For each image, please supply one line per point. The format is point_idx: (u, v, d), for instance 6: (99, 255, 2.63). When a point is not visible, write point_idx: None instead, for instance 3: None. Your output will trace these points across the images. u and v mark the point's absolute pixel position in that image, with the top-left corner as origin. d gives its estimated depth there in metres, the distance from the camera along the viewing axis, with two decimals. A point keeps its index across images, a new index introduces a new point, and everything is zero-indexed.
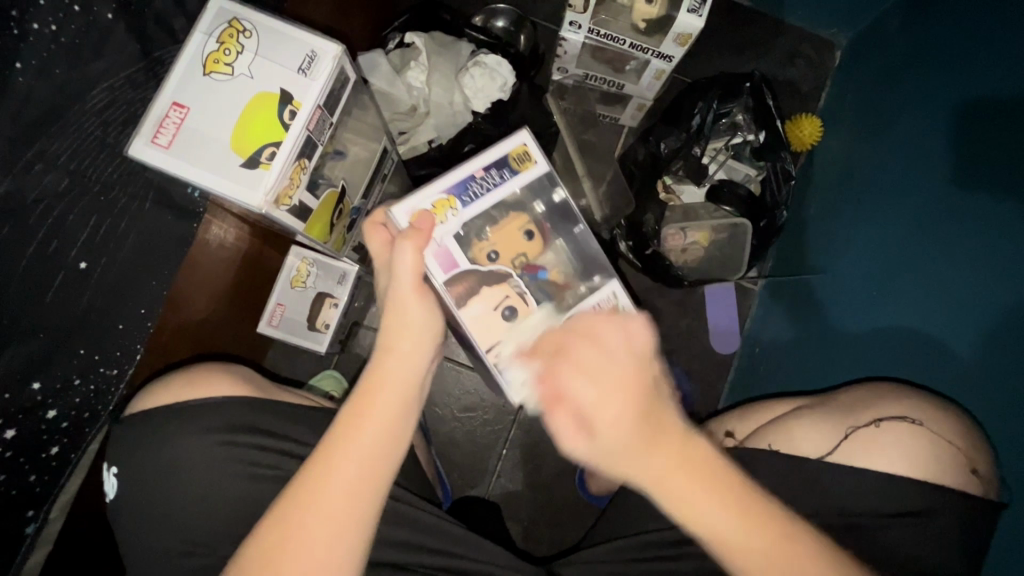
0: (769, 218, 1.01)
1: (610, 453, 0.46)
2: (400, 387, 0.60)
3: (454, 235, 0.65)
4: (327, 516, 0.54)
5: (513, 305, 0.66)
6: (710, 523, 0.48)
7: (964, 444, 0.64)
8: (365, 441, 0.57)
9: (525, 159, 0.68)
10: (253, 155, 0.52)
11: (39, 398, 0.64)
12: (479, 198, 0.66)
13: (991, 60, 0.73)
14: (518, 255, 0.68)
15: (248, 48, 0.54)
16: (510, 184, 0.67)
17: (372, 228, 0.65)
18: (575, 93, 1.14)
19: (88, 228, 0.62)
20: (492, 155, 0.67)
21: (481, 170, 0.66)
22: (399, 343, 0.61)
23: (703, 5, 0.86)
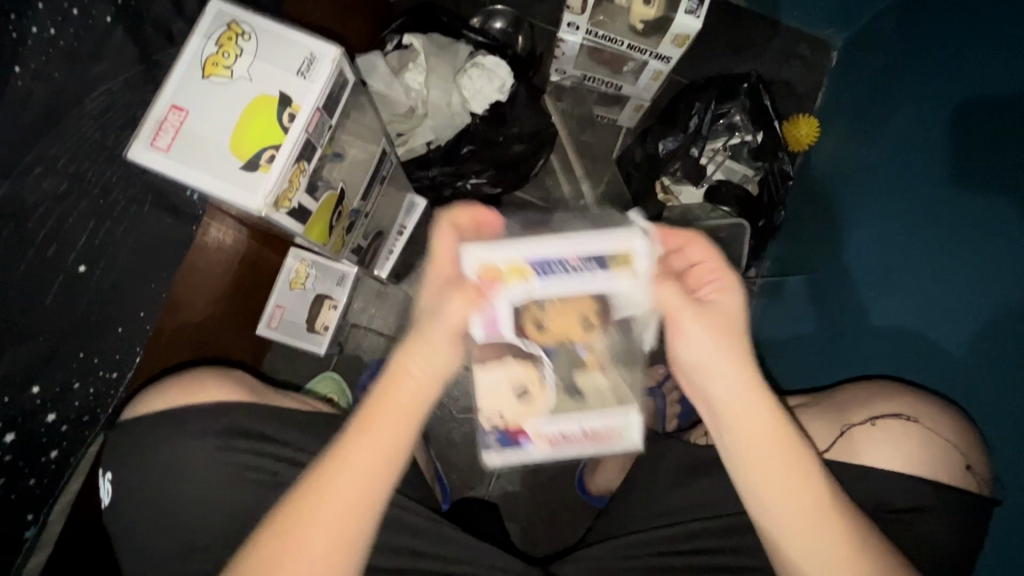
0: (767, 218, 1.04)
1: (726, 338, 0.56)
2: (416, 403, 0.55)
3: (511, 304, 0.51)
4: (317, 542, 0.53)
5: (529, 387, 0.54)
6: (751, 427, 0.56)
7: (958, 442, 0.65)
8: (363, 465, 0.54)
9: (623, 262, 0.51)
10: (252, 158, 0.52)
11: (39, 402, 0.63)
12: (562, 280, 0.50)
13: (987, 60, 0.73)
14: (566, 335, 0.53)
15: (246, 51, 0.54)
16: (598, 283, 0.51)
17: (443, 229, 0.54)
18: (572, 94, 1.14)
19: (87, 232, 0.62)
20: (598, 242, 0.51)
21: (577, 253, 0.50)
22: (411, 366, 0.54)
23: (701, 7, 0.86)
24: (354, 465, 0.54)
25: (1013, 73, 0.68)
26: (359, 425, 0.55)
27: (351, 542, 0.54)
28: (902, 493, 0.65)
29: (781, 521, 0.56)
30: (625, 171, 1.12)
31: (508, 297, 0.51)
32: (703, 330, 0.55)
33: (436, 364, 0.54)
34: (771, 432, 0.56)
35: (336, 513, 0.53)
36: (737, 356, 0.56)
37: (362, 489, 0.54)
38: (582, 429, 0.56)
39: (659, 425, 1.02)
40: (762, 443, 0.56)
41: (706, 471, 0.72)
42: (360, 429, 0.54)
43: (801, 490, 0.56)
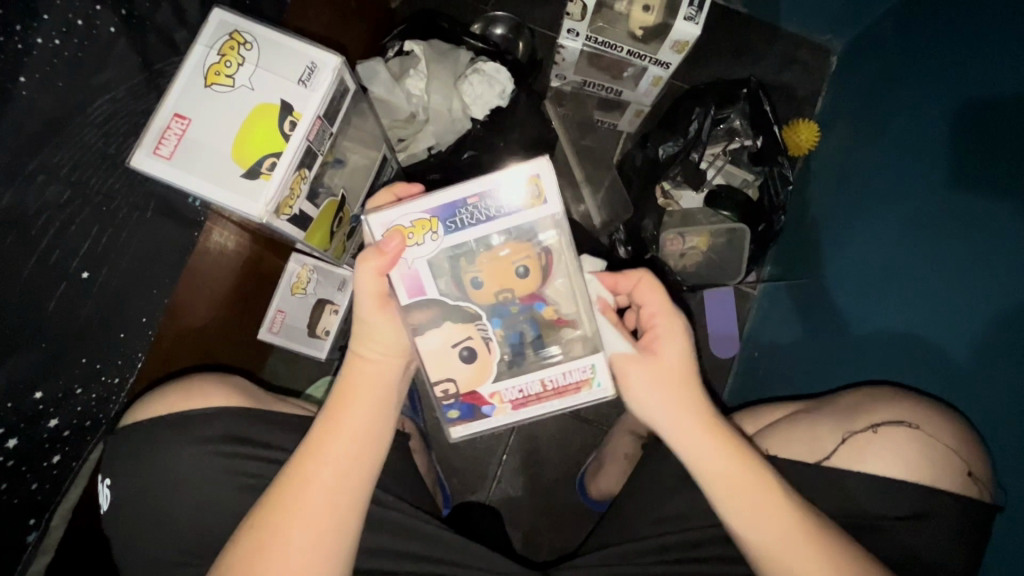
0: (767, 223, 1.03)
1: (664, 380, 0.63)
2: (372, 394, 0.62)
3: (426, 260, 0.60)
4: (300, 526, 0.57)
5: (474, 346, 0.62)
6: (705, 460, 0.61)
7: (959, 448, 0.65)
8: (336, 448, 0.59)
9: (536, 195, 0.59)
10: (253, 167, 0.53)
11: (41, 408, 0.63)
12: (466, 226, 0.60)
13: (986, 66, 0.73)
14: (505, 290, 0.61)
15: (248, 60, 0.54)
16: (500, 220, 0.59)
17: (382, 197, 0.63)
18: (572, 99, 1.15)
19: (90, 239, 0.63)
20: (496, 184, 0.59)
21: (473, 195, 0.59)
22: (367, 353, 0.62)
23: (700, 13, 0.86)
24: (328, 448, 0.59)
25: (1013, 77, 0.68)
26: (328, 411, 0.61)
27: (329, 525, 0.58)
28: (896, 502, 0.66)
29: (730, 511, 0.60)
30: (625, 175, 1.12)
31: (425, 255, 0.60)
32: (649, 372, 0.63)
33: (388, 346, 0.62)
34: (718, 446, 0.61)
35: (320, 501, 0.58)
36: (680, 391, 0.63)
37: (337, 469, 0.59)
38: (539, 384, 0.63)
39: None
40: (718, 464, 0.61)
41: None
42: (330, 417, 0.60)
43: (747, 475, 0.60)
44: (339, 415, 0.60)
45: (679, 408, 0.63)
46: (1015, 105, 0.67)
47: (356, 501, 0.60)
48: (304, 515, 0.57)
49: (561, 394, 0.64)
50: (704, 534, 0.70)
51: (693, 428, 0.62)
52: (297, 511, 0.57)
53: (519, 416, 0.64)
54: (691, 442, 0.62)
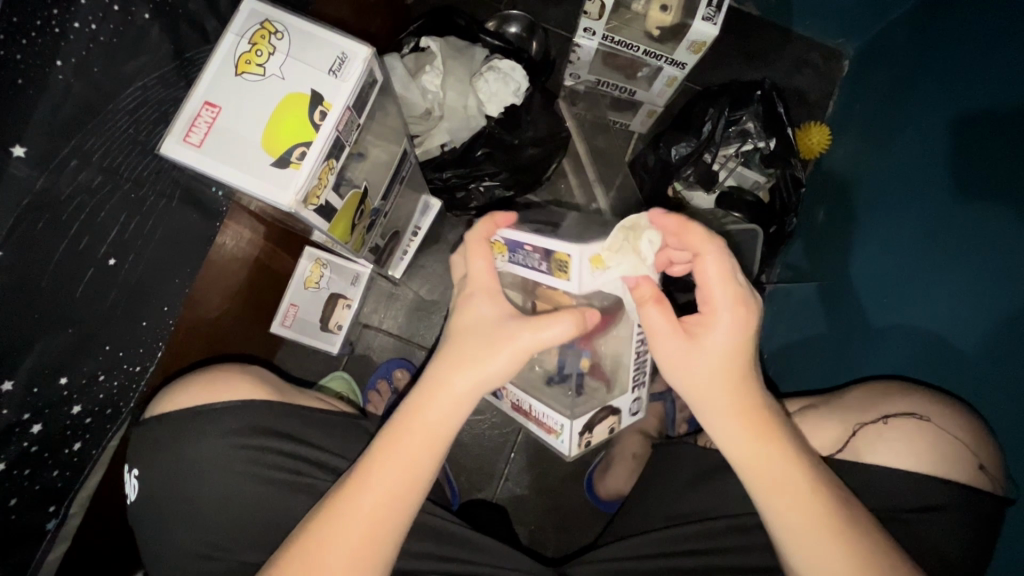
0: (779, 224, 1.04)
1: (700, 371, 0.58)
2: (438, 427, 0.57)
3: (502, 268, 0.70)
4: (339, 557, 0.54)
5: None
6: (726, 423, 0.58)
7: (972, 442, 0.63)
8: (393, 476, 0.56)
9: (563, 268, 0.61)
10: (283, 155, 0.52)
11: (66, 393, 0.64)
12: (521, 264, 0.67)
13: (1001, 68, 0.73)
14: None
15: (279, 49, 0.54)
16: (546, 277, 0.64)
17: (475, 245, 0.62)
18: (586, 99, 1.17)
19: (117, 226, 0.62)
20: (547, 243, 0.62)
21: (530, 245, 0.64)
22: (453, 377, 0.57)
23: (718, 14, 0.88)
24: (385, 474, 0.55)
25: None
26: (391, 429, 0.57)
27: (381, 543, 0.55)
28: (908, 494, 0.65)
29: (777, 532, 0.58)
30: (639, 175, 1.14)
31: (499, 265, 0.70)
32: (674, 356, 0.58)
33: (477, 377, 0.57)
34: (770, 459, 0.57)
35: (360, 521, 0.54)
36: (724, 380, 0.57)
37: (383, 505, 0.55)
38: (529, 406, 0.74)
39: (670, 430, 1.05)
40: (743, 445, 0.58)
41: (721, 473, 0.72)
42: (393, 439, 0.57)
43: (794, 502, 0.57)
44: (399, 445, 0.56)
45: (723, 392, 0.58)
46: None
47: (403, 526, 0.57)
48: (346, 547, 0.54)
49: (541, 422, 0.75)
50: (717, 528, 0.69)
51: (732, 417, 0.58)
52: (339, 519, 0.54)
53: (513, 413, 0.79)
54: (727, 422, 0.58)
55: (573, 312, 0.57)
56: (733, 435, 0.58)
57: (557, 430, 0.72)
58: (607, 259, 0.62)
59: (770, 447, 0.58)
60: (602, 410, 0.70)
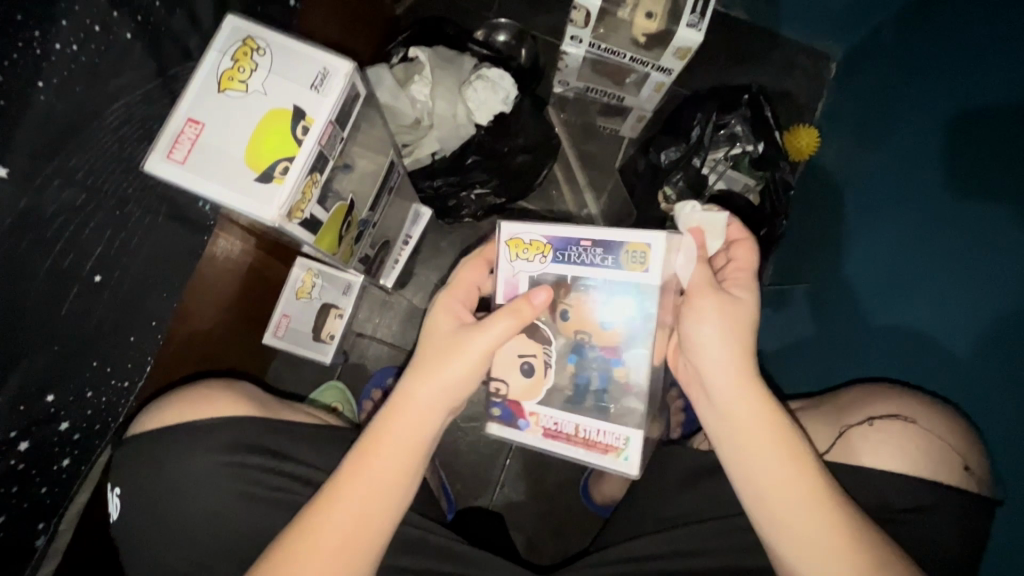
0: (769, 228, 1.04)
1: (724, 325, 0.59)
2: (413, 433, 0.59)
3: (529, 275, 0.63)
4: (325, 554, 0.55)
5: (533, 363, 0.65)
6: (729, 383, 0.60)
7: (957, 442, 0.64)
8: (369, 480, 0.57)
9: (637, 259, 0.59)
10: (266, 170, 0.52)
11: (50, 412, 0.64)
12: (570, 263, 0.61)
13: (996, 70, 0.73)
14: (581, 331, 0.63)
15: (262, 66, 0.54)
16: (607, 271, 0.60)
17: (475, 260, 0.67)
18: (575, 105, 1.19)
19: (103, 242, 0.63)
20: (616, 234, 0.60)
21: (589, 240, 0.61)
22: (423, 387, 0.59)
23: (703, 20, 0.88)
24: (364, 477, 0.57)
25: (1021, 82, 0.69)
26: (371, 436, 0.59)
27: (365, 541, 0.57)
28: (892, 496, 0.65)
29: (765, 500, 0.58)
30: (631, 180, 1.14)
31: (527, 269, 0.63)
32: (706, 302, 0.60)
33: (442, 385, 0.59)
34: (762, 427, 0.59)
35: (345, 517, 0.56)
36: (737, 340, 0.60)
37: (365, 505, 0.57)
38: (573, 427, 0.64)
39: (665, 434, 1.05)
40: (745, 412, 0.59)
41: (712, 478, 0.72)
42: (372, 441, 0.59)
43: (786, 470, 0.57)
44: (378, 450, 0.58)
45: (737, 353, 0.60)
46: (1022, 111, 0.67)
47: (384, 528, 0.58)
48: (329, 545, 0.55)
49: (588, 446, 0.64)
50: (706, 531, 0.69)
51: (737, 380, 0.60)
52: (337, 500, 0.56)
53: (546, 443, 0.66)
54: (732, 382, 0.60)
55: (515, 309, 0.58)
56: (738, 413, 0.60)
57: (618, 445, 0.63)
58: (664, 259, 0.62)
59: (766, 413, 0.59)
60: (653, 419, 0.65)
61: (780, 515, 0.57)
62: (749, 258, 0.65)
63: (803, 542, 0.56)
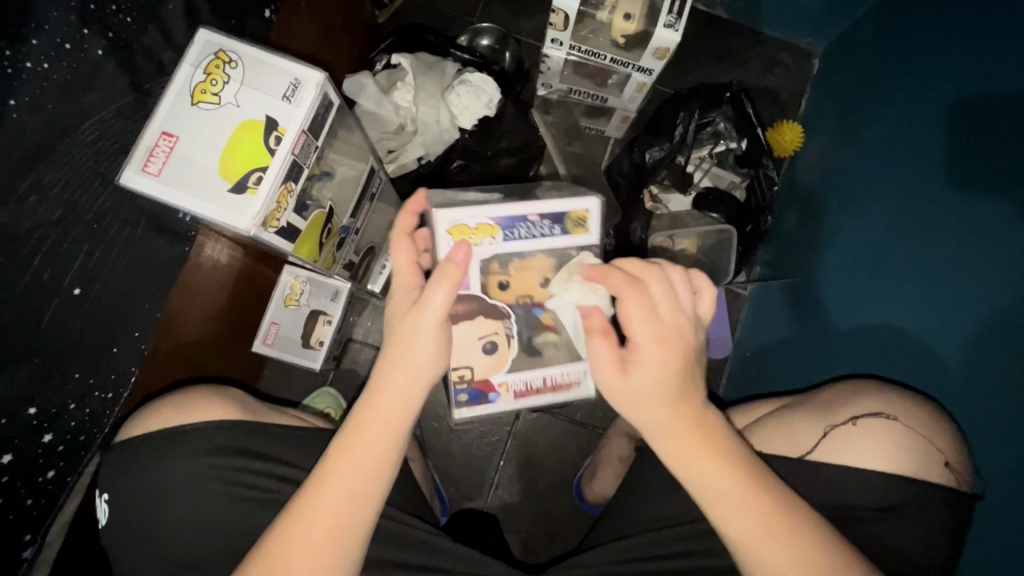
0: (753, 223, 1.06)
1: (643, 389, 0.56)
2: (390, 421, 0.59)
3: (482, 260, 0.67)
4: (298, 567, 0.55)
5: (495, 339, 0.67)
6: (665, 435, 0.58)
7: (937, 439, 0.65)
8: (343, 485, 0.57)
9: (580, 224, 0.69)
10: (240, 181, 0.53)
11: (35, 423, 0.65)
12: (522, 239, 0.67)
13: (972, 62, 0.74)
14: (525, 294, 0.68)
15: (234, 78, 0.55)
16: (559, 239, 0.69)
17: (398, 239, 0.64)
18: (559, 107, 1.19)
19: (81, 256, 0.63)
20: (554, 205, 0.69)
21: (535, 214, 0.68)
22: (394, 374, 0.59)
23: (679, 20, 0.88)
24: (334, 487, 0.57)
25: (1009, 74, 0.67)
26: (346, 434, 0.59)
27: (339, 549, 0.56)
28: (872, 492, 0.65)
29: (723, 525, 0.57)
30: (614, 181, 1.13)
31: (480, 253, 0.67)
32: (617, 379, 0.57)
33: (411, 368, 0.59)
34: (708, 466, 0.57)
35: (315, 532, 0.56)
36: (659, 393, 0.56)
37: (340, 514, 0.56)
38: (542, 379, 0.69)
39: None
40: (689, 460, 0.57)
41: None
42: (347, 441, 0.59)
43: (738, 488, 0.56)
44: (356, 445, 0.58)
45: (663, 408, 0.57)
46: (1008, 104, 0.66)
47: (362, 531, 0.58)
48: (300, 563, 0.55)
49: (557, 390, 0.70)
50: (690, 524, 0.70)
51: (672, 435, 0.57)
52: (292, 540, 0.55)
53: (519, 404, 0.69)
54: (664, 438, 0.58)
55: (446, 270, 0.57)
56: (677, 449, 0.57)
57: (580, 380, 0.70)
58: None
59: (707, 455, 0.57)
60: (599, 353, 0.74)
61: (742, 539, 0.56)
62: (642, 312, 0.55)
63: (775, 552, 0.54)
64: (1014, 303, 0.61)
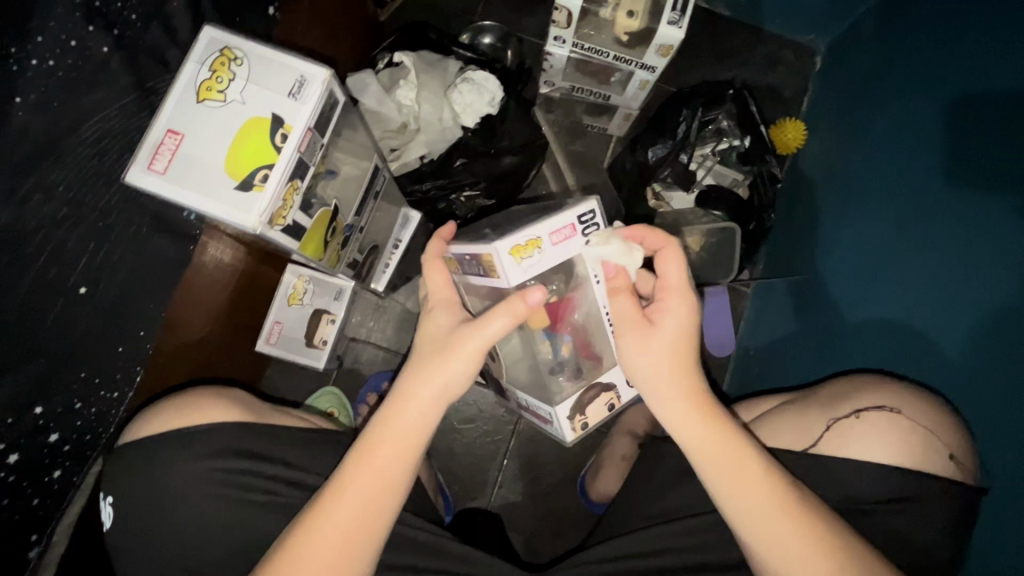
0: (757, 221, 1.05)
1: (652, 352, 0.62)
2: (411, 432, 0.60)
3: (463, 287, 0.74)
4: (317, 556, 0.55)
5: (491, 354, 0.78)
6: (671, 406, 0.61)
7: (941, 432, 0.64)
8: (362, 487, 0.57)
9: (494, 269, 0.63)
10: (246, 178, 0.53)
11: (41, 422, 0.65)
12: (468, 275, 0.70)
13: (972, 62, 0.74)
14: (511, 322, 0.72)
15: (239, 75, 0.55)
16: (487, 280, 0.66)
17: (430, 264, 0.69)
18: (561, 105, 1.19)
19: (86, 255, 0.63)
20: (476, 248, 0.65)
21: (469, 253, 0.67)
22: (419, 388, 0.60)
23: (683, 17, 0.88)
24: (352, 488, 0.57)
25: (1010, 70, 0.67)
26: (362, 445, 0.59)
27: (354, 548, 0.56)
28: (873, 488, 0.65)
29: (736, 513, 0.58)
30: (617, 177, 1.14)
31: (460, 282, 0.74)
32: (632, 341, 0.62)
33: (439, 382, 0.60)
34: (710, 438, 0.59)
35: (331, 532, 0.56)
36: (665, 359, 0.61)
37: (354, 515, 0.57)
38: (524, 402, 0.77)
39: (658, 429, 1.04)
40: (694, 431, 0.60)
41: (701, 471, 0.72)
42: (360, 454, 0.59)
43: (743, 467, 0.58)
44: (371, 457, 0.58)
45: (669, 380, 0.61)
46: (1008, 101, 0.66)
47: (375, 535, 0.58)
48: (315, 558, 0.55)
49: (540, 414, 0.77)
50: (695, 523, 0.70)
51: (677, 407, 0.61)
52: (324, 519, 0.56)
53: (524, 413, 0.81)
54: (671, 407, 0.61)
55: (512, 304, 0.58)
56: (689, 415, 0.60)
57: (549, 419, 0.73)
58: (534, 248, 0.61)
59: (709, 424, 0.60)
60: (589, 390, 0.70)
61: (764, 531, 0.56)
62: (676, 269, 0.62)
63: (787, 531, 0.56)
64: (1009, 300, 0.62)
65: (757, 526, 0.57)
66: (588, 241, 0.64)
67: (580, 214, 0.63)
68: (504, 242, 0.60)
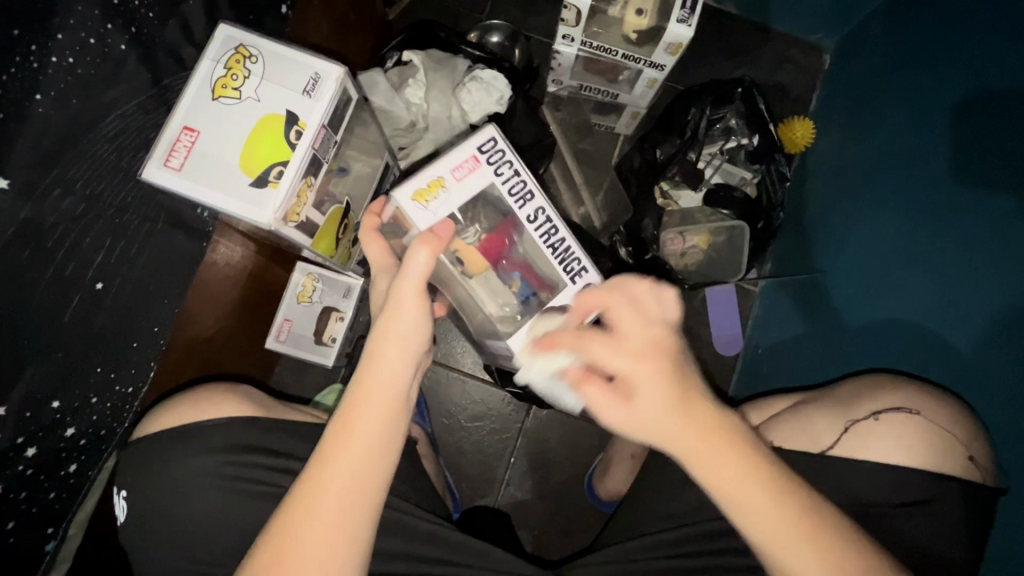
0: (766, 220, 1.04)
1: (638, 421, 0.51)
2: (382, 396, 0.56)
3: None
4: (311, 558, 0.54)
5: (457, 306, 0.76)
6: (680, 443, 0.51)
7: (961, 434, 0.64)
8: (342, 476, 0.55)
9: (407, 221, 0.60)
10: (261, 175, 0.54)
11: (58, 416, 0.65)
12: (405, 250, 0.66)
13: (982, 60, 0.73)
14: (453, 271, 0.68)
15: (254, 73, 0.55)
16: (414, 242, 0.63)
17: (366, 234, 0.63)
18: (569, 103, 1.17)
19: (103, 250, 0.64)
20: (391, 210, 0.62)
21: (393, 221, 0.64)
22: (382, 348, 0.57)
23: (692, 16, 0.88)
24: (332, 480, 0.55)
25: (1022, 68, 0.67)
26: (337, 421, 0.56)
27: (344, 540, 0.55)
28: (888, 487, 0.65)
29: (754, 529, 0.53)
30: (625, 177, 1.13)
31: None
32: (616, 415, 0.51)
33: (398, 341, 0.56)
34: (730, 473, 0.51)
35: (316, 541, 0.54)
36: (658, 412, 0.50)
37: (337, 506, 0.54)
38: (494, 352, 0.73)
39: None
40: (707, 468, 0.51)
41: None
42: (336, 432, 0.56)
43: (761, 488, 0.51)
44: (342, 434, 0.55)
45: (671, 426, 0.50)
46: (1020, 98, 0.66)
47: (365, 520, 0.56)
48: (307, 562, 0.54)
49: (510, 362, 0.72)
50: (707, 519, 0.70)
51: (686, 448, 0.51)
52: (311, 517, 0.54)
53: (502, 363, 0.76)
54: (681, 448, 0.51)
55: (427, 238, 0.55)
56: (698, 459, 0.51)
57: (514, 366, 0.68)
58: (437, 188, 0.58)
59: (726, 456, 0.51)
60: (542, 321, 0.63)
61: (773, 535, 0.52)
62: (630, 317, 0.51)
63: (787, 527, 0.52)
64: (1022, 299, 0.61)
65: (764, 532, 0.52)
66: (497, 173, 0.60)
67: (478, 143, 0.60)
68: (403, 186, 0.57)
